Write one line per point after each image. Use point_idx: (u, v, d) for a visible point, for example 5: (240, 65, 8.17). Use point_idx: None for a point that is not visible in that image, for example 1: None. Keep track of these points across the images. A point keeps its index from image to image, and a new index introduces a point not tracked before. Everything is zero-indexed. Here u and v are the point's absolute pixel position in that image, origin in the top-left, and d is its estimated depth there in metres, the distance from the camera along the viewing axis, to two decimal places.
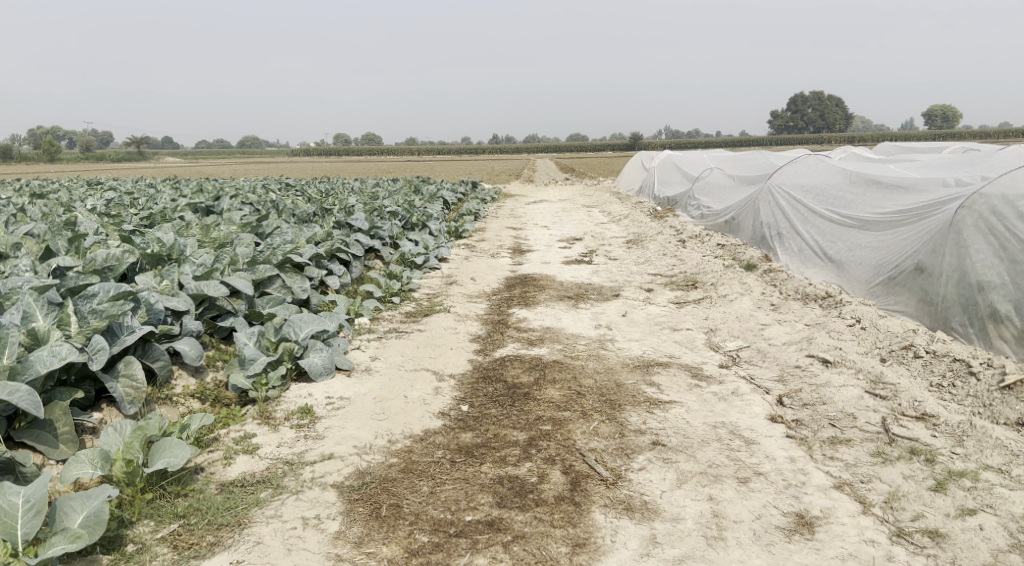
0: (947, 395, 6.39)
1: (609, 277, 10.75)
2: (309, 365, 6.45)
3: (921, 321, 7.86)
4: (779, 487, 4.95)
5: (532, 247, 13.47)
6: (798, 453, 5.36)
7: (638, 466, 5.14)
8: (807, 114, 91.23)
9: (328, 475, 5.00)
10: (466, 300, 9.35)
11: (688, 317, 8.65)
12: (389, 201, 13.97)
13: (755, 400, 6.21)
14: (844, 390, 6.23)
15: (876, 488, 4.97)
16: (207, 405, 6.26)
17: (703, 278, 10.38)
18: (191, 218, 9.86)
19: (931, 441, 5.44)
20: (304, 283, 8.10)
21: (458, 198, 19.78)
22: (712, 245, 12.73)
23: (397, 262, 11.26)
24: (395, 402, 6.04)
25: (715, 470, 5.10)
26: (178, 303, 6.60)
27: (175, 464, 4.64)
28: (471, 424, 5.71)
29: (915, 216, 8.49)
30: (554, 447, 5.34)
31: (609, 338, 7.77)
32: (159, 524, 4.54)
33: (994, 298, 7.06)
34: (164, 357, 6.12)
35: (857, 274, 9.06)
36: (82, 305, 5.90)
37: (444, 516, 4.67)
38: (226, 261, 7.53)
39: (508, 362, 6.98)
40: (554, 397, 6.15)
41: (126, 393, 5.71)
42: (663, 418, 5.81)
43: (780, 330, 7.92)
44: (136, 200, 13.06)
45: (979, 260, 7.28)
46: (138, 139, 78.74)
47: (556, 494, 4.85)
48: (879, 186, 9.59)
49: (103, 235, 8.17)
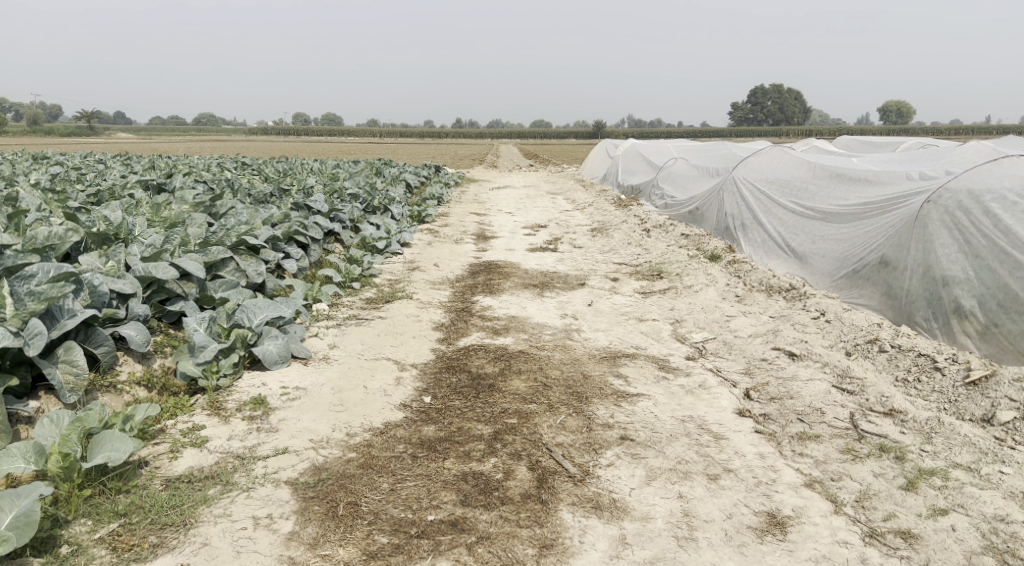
0: (913, 390, 6.34)
1: (574, 266, 10.59)
2: (263, 354, 6.19)
3: (884, 314, 7.84)
4: (750, 485, 4.83)
5: (496, 233, 13.28)
6: (767, 449, 5.25)
7: (606, 462, 4.99)
8: (767, 106, 92.12)
9: (282, 471, 4.77)
10: (429, 287, 9.12)
11: (654, 307, 8.54)
12: (350, 183, 13.67)
13: (723, 393, 6.10)
14: (812, 384, 6.15)
15: (847, 487, 4.88)
16: (155, 393, 5.97)
17: (669, 267, 10.28)
18: (142, 196, 9.46)
19: (900, 438, 5.37)
20: (259, 267, 7.78)
21: (421, 182, 19.49)
22: (677, 234, 12.64)
23: (357, 246, 10.98)
24: (354, 393, 5.80)
25: (685, 467, 4.96)
26: (123, 286, 6.27)
27: (115, 459, 4.36)
28: (435, 417, 5.50)
29: (878, 209, 8.45)
30: (520, 442, 5.16)
31: (575, 327, 7.61)
32: (97, 524, 4.26)
33: (959, 293, 7.04)
34: (108, 343, 5.82)
35: (821, 267, 9.03)
36: (19, 286, 5.60)
37: (405, 515, 4.47)
38: (176, 242, 7.21)
39: (472, 352, 6.78)
40: (520, 389, 5.96)
41: (66, 381, 5.44)
42: (630, 412, 5.66)
43: (746, 322, 7.84)
44: (83, 176, 12.55)
45: (944, 255, 7.25)
46: (88, 114, 76.79)
47: (522, 492, 4.67)
48: (843, 178, 9.56)
49: (46, 211, 7.82)
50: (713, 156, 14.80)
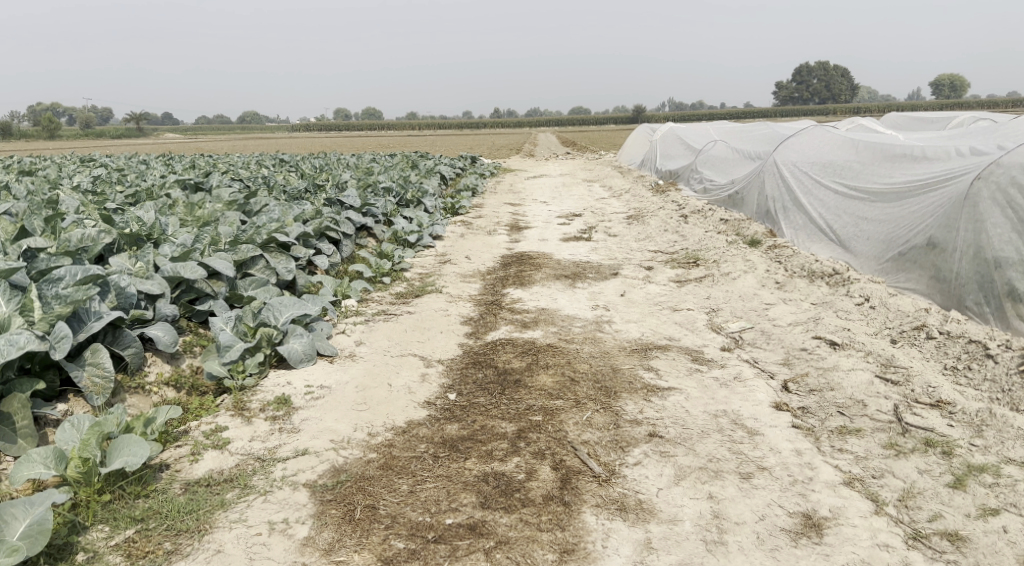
0: (962, 379, 6.04)
1: (608, 255, 10.37)
2: (288, 352, 6.12)
3: (932, 299, 7.50)
4: (785, 484, 4.62)
5: (530, 224, 13.10)
6: (804, 445, 5.02)
7: (634, 461, 4.82)
8: (812, 85, 90.15)
9: (301, 473, 4.69)
10: (459, 280, 8.99)
11: (689, 296, 8.29)
12: (384, 177, 13.63)
13: (759, 385, 5.87)
14: (854, 374, 5.88)
15: (889, 485, 4.64)
16: (182, 394, 5.94)
17: (705, 255, 10.00)
18: (179, 195, 9.47)
19: (948, 431, 5.10)
20: (289, 264, 7.69)
21: (457, 174, 19.41)
22: (715, 220, 12.32)
23: (390, 240, 10.90)
24: (378, 391, 5.71)
25: (716, 465, 4.77)
26: (151, 286, 6.25)
27: (133, 464, 4.34)
28: (458, 414, 5.38)
29: (926, 186, 8.10)
30: (544, 440, 5.02)
31: (605, 319, 7.43)
32: (113, 531, 4.23)
33: (1013, 275, 6.69)
34: (135, 345, 5.78)
35: (866, 251, 8.70)
36: (46, 289, 5.55)
37: (423, 519, 4.36)
38: (206, 241, 7.16)
39: (500, 347, 6.63)
40: (546, 384, 5.81)
41: (91, 384, 5.41)
42: (661, 407, 5.47)
43: (785, 310, 7.57)
44: (123, 177, 12.72)
45: (996, 235, 6.91)
46: (135, 117, 78.38)
47: (545, 493, 4.53)
48: (888, 156, 9.20)
49: (82, 213, 7.84)
50: (751, 139, 14.43)
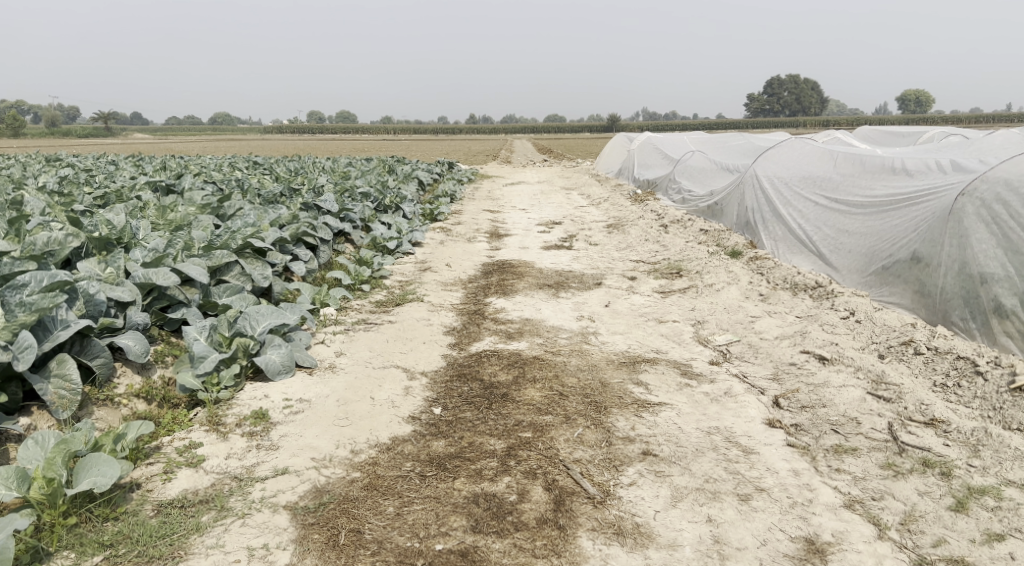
0: (953, 396, 5.95)
1: (590, 264, 10.23)
2: (266, 364, 5.88)
3: (917, 313, 7.43)
4: (784, 506, 4.52)
5: (510, 231, 12.92)
6: (801, 464, 4.91)
7: (628, 481, 4.68)
8: (783, 97, 91.11)
9: (281, 494, 4.47)
10: (441, 289, 8.79)
11: (674, 308, 8.17)
12: (361, 182, 13.36)
13: (750, 401, 5.74)
14: (846, 390, 5.76)
15: (890, 507, 4.56)
16: (153, 407, 5.68)
17: (688, 265, 9.90)
18: (149, 198, 9.18)
19: (944, 451, 5.00)
20: (265, 270, 7.44)
21: (434, 179, 19.18)
22: (695, 230, 12.23)
23: (368, 246, 10.67)
24: (360, 405, 5.49)
25: (714, 486, 4.65)
26: (121, 293, 6.00)
27: (101, 484, 4.11)
28: (445, 430, 5.19)
29: (908, 200, 8.05)
30: (535, 459, 4.85)
31: (591, 330, 7.27)
32: (80, 557, 4.00)
33: (999, 291, 6.64)
34: (104, 354, 5.52)
35: (848, 263, 8.63)
36: (10, 296, 5.29)
37: (412, 544, 4.18)
38: (179, 246, 6.91)
39: (485, 359, 6.45)
40: (534, 399, 5.63)
41: (56, 396, 5.14)
42: (652, 423, 5.32)
43: (771, 323, 7.46)
44: (92, 178, 12.33)
45: (980, 251, 6.86)
46: (104, 115, 77.07)
47: (537, 517, 4.37)
48: (869, 168, 9.16)
49: (48, 215, 7.54)
50: (730, 150, 14.39)
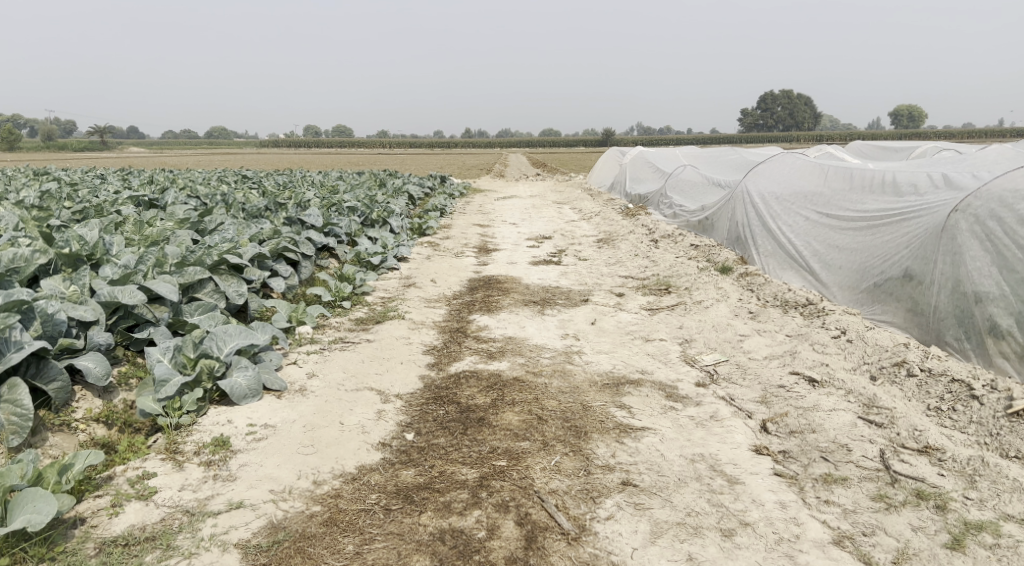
0: (947, 421, 5.71)
1: (578, 280, 9.99)
2: (231, 388, 5.60)
3: (909, 332, 7.19)
4: (769, 543, 4.30)
5: (499, 246, 12.67)
6: (789, 496, 4.66)
7: (606, 515, 4.44)
8: (777, 113, 91.32)
9: (233, 531, 4.23)
10: (423, 305, 8.52)
11: (661, 325, 7.92)
12: (348, 196, 13.10)
13: (737, 426, 5.49)
14: (836, 415, 5.48)
15: (881, 544, 4.33)
16: (113, 432, 5.38)
17: (677, 282, 9.67)
18: (129, 212, 8.94)
19: (939, 482, 4.75)
20: (240, 287, 7.17)
21: (425, 193, 18.94)
22: (686, 245, 12.01)
23: (352, 261, 10.41)
24: (328, 431, 5.21)
25: (696, 520, 4.42)
26: (84, 312, 5.72)
27: (36, 523, 3.90)
28: (415, 458, 4.93)
29: (900, 215, 7.84)
30: (508, 490, 4.59)
31: (575, 350, 7.02)
32: None
33: (994, 311, 6.41)
34: (60, 379, 5.25)
35: (839, 280, 8.39)
36: None
37: None
38: (151, 262, 6.64)
39: (463, 381, 6.18)
40: (512, 424, 5.37)
41: (6, 422, 4.88)
42: (634, 450, 5.07)
43: (760, 343, 7.21)
44: (75, 192, 12.05)
45: (975, 269, 6.63)
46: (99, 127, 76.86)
47: (507, 555, 4.16)
48: (860, 183, 8.95)
49: (19, 229, 7.31)
50: (722, 165, 14.18)
